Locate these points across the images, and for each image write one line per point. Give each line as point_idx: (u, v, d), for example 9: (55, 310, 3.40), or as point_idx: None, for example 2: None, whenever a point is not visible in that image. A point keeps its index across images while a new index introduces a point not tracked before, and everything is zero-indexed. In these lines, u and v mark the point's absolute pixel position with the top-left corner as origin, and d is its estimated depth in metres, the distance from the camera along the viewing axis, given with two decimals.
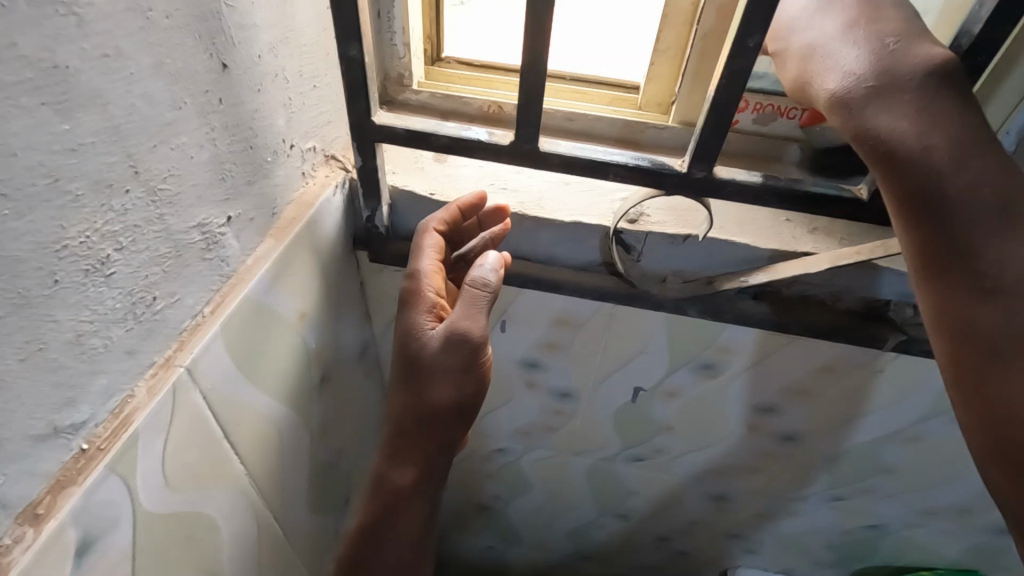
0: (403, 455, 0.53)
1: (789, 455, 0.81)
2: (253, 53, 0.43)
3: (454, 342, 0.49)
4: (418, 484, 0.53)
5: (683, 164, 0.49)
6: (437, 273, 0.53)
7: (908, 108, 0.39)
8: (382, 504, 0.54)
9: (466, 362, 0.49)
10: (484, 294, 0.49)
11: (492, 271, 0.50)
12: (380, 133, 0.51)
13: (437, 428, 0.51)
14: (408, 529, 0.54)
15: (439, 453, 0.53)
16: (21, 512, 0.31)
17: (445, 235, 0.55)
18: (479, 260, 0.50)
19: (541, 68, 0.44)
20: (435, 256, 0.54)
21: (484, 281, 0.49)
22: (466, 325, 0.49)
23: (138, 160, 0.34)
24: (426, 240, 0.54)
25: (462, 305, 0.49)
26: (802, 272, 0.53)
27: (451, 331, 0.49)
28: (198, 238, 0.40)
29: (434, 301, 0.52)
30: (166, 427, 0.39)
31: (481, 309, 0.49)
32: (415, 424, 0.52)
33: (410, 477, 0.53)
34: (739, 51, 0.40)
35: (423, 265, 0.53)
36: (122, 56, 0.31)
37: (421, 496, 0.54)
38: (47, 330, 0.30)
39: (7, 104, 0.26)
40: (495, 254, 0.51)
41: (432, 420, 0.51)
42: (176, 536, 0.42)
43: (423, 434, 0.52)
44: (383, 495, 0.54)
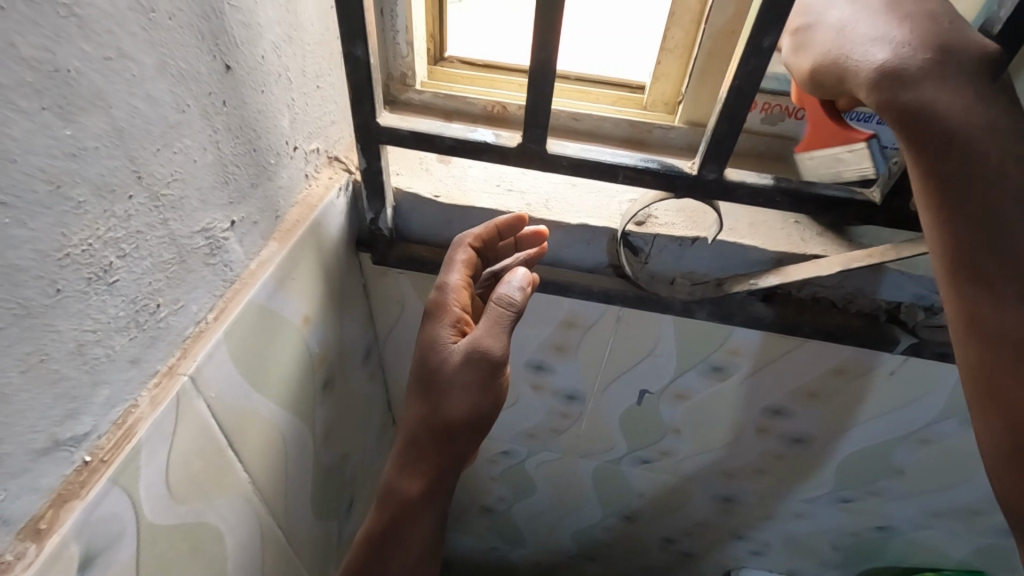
0: (415, 462, 0.51)
1: (797, 457, 0.81)
2: (256, 53, 0.42)
3: (473, 358, 0.48)
4: (428, 492, 0.51)
5: (693, 166, 0.48)
6: (465, 288, 0.53)
7: (921, 64, 0.37)
8: (390, 515, 0.51)
9: (484, 380, 0.48)
10: (508, 314, 0.48)
11: (519, 289, 0.49)
12: (385, 134, 0.50)
13: (452, 442, 0.50)
14: (419, 539, 0.52)
15: (451, 462, 0.51)
16: (23, 527, 0.30)
17: (479, 251, 0.55)
18: (508, 276, 0.50)
19: (550, 68, 0.43)
20: (465, 272, 0.53)
21: (510, 300, 0.48)
22: (487, 343, 0.48)
23: (142, 165, 0.33)
24: (459, 254, 0.53)
25: (487, 322, 0.48)
26: (813, 274, 0.52)
27: (473, 347, 0.48)
28: (202, 243, 0.39)
29: (459, 316, 0.52)
30: (170, 437, 0.38)
31: (505, 328, 0.48)
32: (429, 437, 0.50)
33: (418, 486, 0.51)
34: (753, 51, 0.39)
35: (453, 279, 0.53)
36: (125, 57, 0.30)
37: (433, 506, 0.51)
38: (48, 340, 0.29)
39: (6, 107, 0.25)
40: (524, 271, 0.50)
41: (444, 433, 0.50)
42: (179, 547, 0.41)
43: (436, 443, 0.50)
44: (389, 504, 0.51)
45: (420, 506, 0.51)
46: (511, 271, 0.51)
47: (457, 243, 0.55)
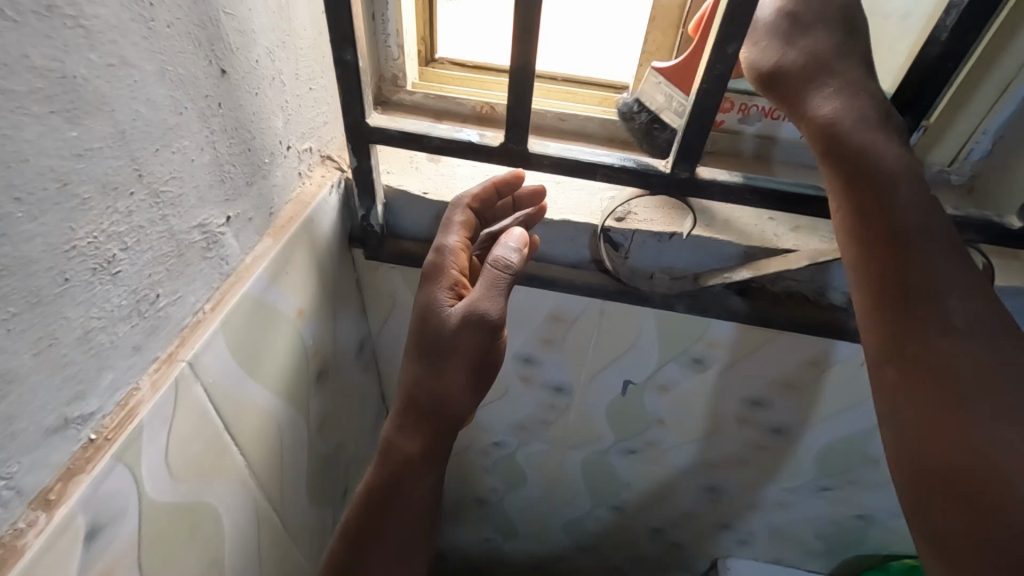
0: (414, 422, 0.53)
1: (778, 447, 0.83)
2: (250, 58, 0.44)
3: (472, 322, 0.50)
4: (426, 451, 0.53)
5: (668, 164, 0.50)
6: (462, 251, 0.55)
7: (845, 107, 0.45)
8: (390, 472, 0.53)
9: (483, 341, 0.51)
10: (505, 276, 0.50)
11: (514, 251, 0.51)
12: (375, 134, 0.52)
13: (454, 403, 0.53)
14: (418, 502, 0.53)
15: (448, 425, 0.53)
16: (34, 498, 0.32)
17: (476, 212, 0.57)
18: (504, 237, 0.51)
19: (530, 71, 0.45)
20: (461, 234, 0.55)
21: (506, 262, 0.50)
22: (484, 306, 0.50)
23: (143, 164, 0.35)
24: (457, 216, 0.56)
25: (482, 284, 0.50)
26: (784, 268, 0.55)
27: (470, 310, 0.50)
28: (199, 238, 0.42)
29: (455, 279, 0.54)
30: (170, 420, 0.40)
31: (501, 290, 0.50)
32: (429, 399, 0.52)
33: (417, 446, 0.53)
34: (719, 57, 0.42)
35: (450, 241, 0.55)
36: (127, 65, 0.33)
37: (432, 467, 0.53)
38: (58, 327, 0.32)
39: (19, 112, 0.27)
40: (519, 233, 0.52)
41: (445, 394, 0.52)
42: (179, 524, 0.44)
43: (437, 406, 0.52)
44: (390, 464, 0.53)
45: (421, 465, 0.53)
46: (507, 233, 0.52)
47: (455, 204, 0.57)
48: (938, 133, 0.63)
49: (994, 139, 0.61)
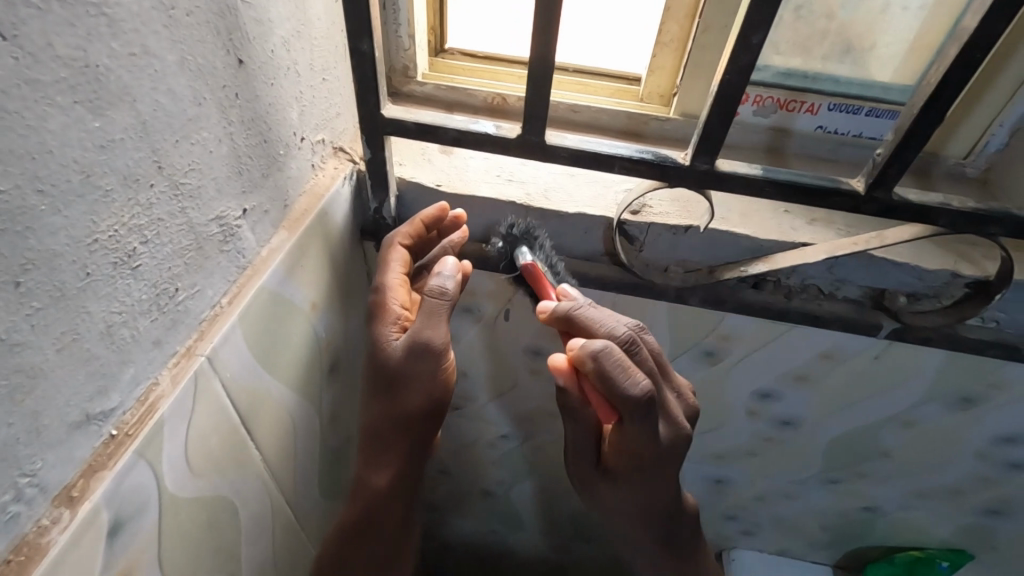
0: (379, 458, 0.59)
1: (788, 439, 0.83)
2: (267, 48, 0.44)
3: (419, 349, 0.52)
4: (393, 481, 0.60)
5: (687, 157, 0.50)
6: (402, 287, 0.57)
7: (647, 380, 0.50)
8: (362, 504, 0.60)
9: (433, 367, 0.54)
10: (443, 304, 0.51)
11: (449, 278, 0.52)
12: (390, 126, 0.52)
13: (412, 429, 0.58)
14: (386, 523, 0.62)
15: (411, 451, 0.60)
16: (58, 494, 0.32)
17: (412, 248, 0.59)
18: (438, 267, 0.52)
19: (550, 61, 0.45)
20: (399, 270, 0.57)
21: (442, 290, 0.51)
22: (428, 333, 0.52)
23: (163, 156, 0.35)
24: (393, 255, 0.57)
25: (424, 314, 0.52)
26: (800, 262, 0.55)
27: (414, 339, 0.52)
28: (217, 231, 0.41)
29: (398, 313, 0.55)
30: (189, 414, 0.40)
31: (440, 316, 0.52)
32: (391, 430, 0.58)
33: (383, 479, 0.60)
34: (743, 47, 0.41)
35: (389, 279, 0.56)
36: (148, 54, 0.32)
37: (398, 494, 0.61)
38: (81, 321, 0.31)
39: (43, 103, 0.27)
40: (453, 260, 0.53)
41: (406, 424, 0.57)
42: (197, 518, 0.44)
43: (399, 436, 0.58)
44: (362, 497, 0.60)
45: (387, 495, 0.60)
46: (440, 261, 0.53)
47: (388, 243, 0.58)
48: (952, 128, 0.63)
49: (1011, 129, 0.61)
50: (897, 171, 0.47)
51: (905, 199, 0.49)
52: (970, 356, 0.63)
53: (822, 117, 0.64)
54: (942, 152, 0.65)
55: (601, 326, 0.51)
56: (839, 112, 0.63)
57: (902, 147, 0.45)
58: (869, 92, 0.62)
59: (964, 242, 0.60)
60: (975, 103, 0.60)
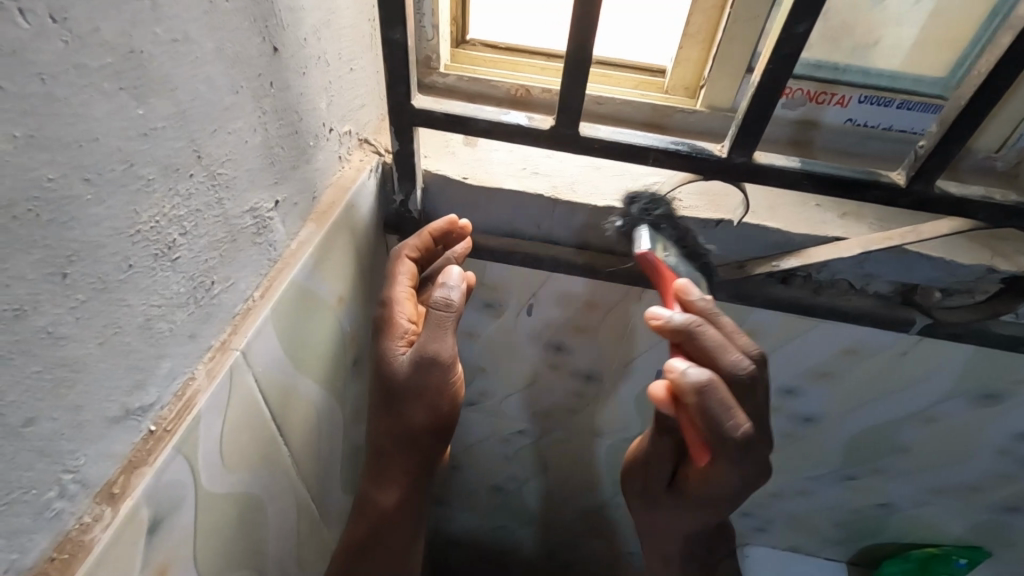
0: (386, 476, 0.59)
1: (807, 436, 0.83)
2: (299, 36, 0.43)
3: (425, 363, 0.51)
4: (401, 499, 0.60)
5: (723, 149, 0.49)
6: (409, 299, 0.56)
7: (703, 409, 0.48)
8: (370, 523, 0.60)
9: (440, 381, 0.52)
10: (449, 316, 0.50)
11: (455, 289, 0.51)
12: (419, 117, 0.51)
13: (417, 445, 0.57)
14: (393, 541, 0.62)
15: (416, 469, 0.59)
16: (99, 491, 0.31)
17: (419, 260, 0.58)
18: (443, 278, 0.51)
19: (587, 51, 0.44)
20: (406, 283, 0.56)
21: (447, 302, 0.50)
22: (434, 346, 0.51)
23: (201, 145, 0.34)
24: (400, 267, 0.56)
25: (429, 327, 0.51)
26: (835, 256, 0.54)
27: (420, 354, 0.51)
28: (250, 223, 0.41)
29: (405, 327, 0.54)
30: (224, 409, 0.40)
31: (447, 329, 0.51)
32: (396, 446, 0.57)
33: (389, 497, 0.59)
34: (788, 37, 0.40)
35: (397, 292, 0.56)
36: (189, 40, 0.31)
37: (403, 511, 0.61)
38: (123, 314, 0.30)
39: (90, 89, 0.26)
40: (457, 270, 0.52)
41: (411, 440, 0.57)
42: (229, 516, 0.43)
43: (402, 454, 0.58)
44: (368, 514, 0.60)
45: (393, 511, 0.60)
46: (445, 272, 0.52)
47: (395, 256, 0.57)
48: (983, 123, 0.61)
49: None
50: (939, 164, 0.46)
51: (946, 193, 0.48)
52: (999, 351, 0.63)
53: (851, 110, 0.63)
54: (973, 146, 0.63)
55: (725, 357, 0.45)
56: (869, 105, 0.62)
57: (945, 139, 0.44)
58: (900, 84, 0.61)
59: (995, 236, 0.59)
60: (1013, 98, 0.58)
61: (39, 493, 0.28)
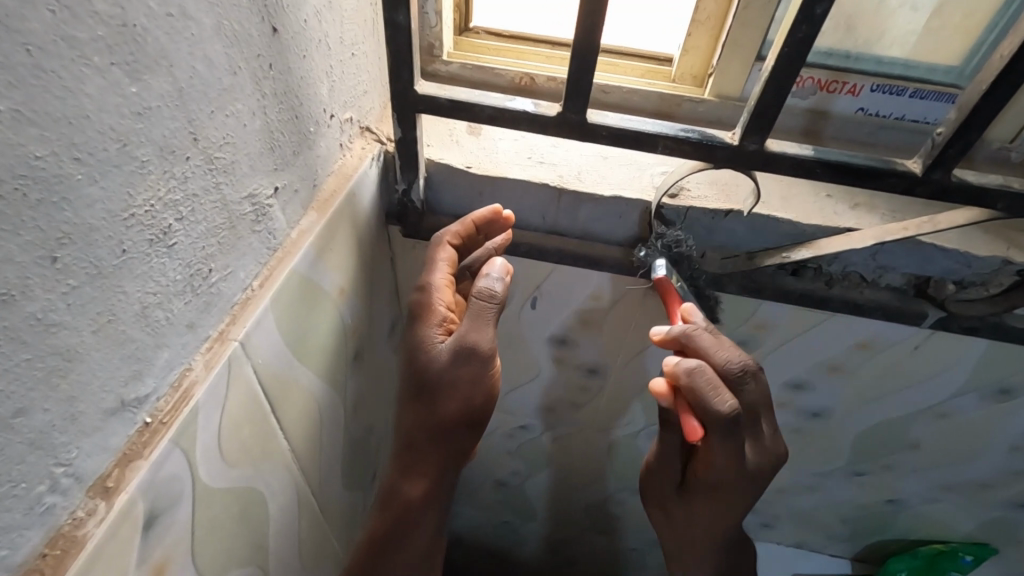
0: (415, 467, 0.58)
1: (815, 431, 0.82)
2: (300, 18, 0.41)
3: (464, 353, 0.52)
4: (428, 494, 0.58)
5: (735, 137, 0.48)
6: (448, 287, 0.55)
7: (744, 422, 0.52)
8: (394, 516, 0.58)
9: (477, 372, 0.53)
10: (491, 307, 0.51)
11: (498, 281, 0.51)
12: (423, 103, 0.50)
13: (448, 438, 0.57)
14: (416, 543, 0.59)
15: (447, 462, 0.58)
16: (93, 485, 0.30)
17: (459, 249, 0.57)
18: (487, 268, 0.52)
19: (596, 34, 0.42)
20: (445, 270, 0.55)
21: (490, 293, 0.50)
22: (473, 337, 0.51)
23: (198, 127, 0.33)
24: (440, 254, 0.55)
25: (471, 317, 0.51)
26: (846, 247, 0.53)
27: (460, 343, 0.52)
28: (250, 210, 0.39)
29: (444, 315, 0.54)
30: (223, 402, 0.38)
31: (488, 321, 0.51)
32: (430, 437, 0.56)
33: (418, 490, 0.58)
34: (805, 18, 0.39)
35: (435, 279, 0.55)
36: (186, 16, 0.30)
37: (428, 509, 0.58)
38: (117, 301, 0.29)
39: (80, 63, 0.25)
40: (501, 262, 0.52)
41: (443, 433, 0.56)
42: (230, 511, 0.42)
43: (434, 444, 0.57)
44: (392, 508, 0.58)
45: (419, 508, 0.58)
46: (489, 263, 0.52)
47: (436, 242, 0.57)
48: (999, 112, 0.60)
49: None
50: (956, 153, 0.45)
51: (964, 182, 0.47)
52: (1014, 345, 0.62)
53: (863, 99, 0.62)
54: (988, 137, 0.62)
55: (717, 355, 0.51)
56: (882, 93, 0.61)
57: (965, 127, 0.43)
58: (913, 72, 0.59)
59: (1013, 228, 0.57)
60: None
61: (30, 487, 0.26)
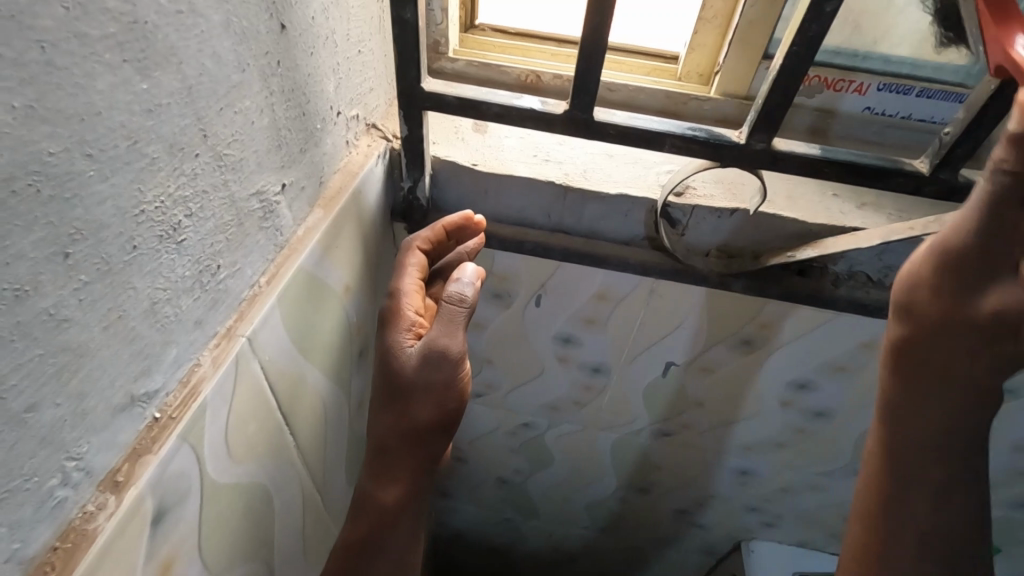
0: (389, 472, 0.54)
1: (819, 430, 0.82)
2: (308, 14, 0.41)
3: (434, 357, 0.51)
4: (403, 499, 0.54)
5: (742, 135, 0.48)
6: (417, 292, 0.56)
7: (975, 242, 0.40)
8: (368, 526, 0.54)
9: (445, 378, 0.52)
10: (461, 311, 0.51)
11: (469, 285, 0.52)
12: (430, 101, 0.49)
13: (423, 443, 0.54)
14: (392, 553, 0.55)
15: (424, 467, 0.55)
16: (103, 479, 0.30)
17: (429, 254, 0.58)
18: (458, 273, 0.52)
19: (605, 30, 0.42)
20: (415, 275, 0.56)
21: (461, 297, 0.51)
22: (444, 341, 0.51)
23: (207, 124, 0.33)
24: (410, 258, 0.56)
25: (442, 322, 0.51)
26: (855, 246, 0.52)
27: (430, 347, 0.51)
28: (257, 207, 0.39)
29: (413, 319, 0.54)
30: (230, 398, 0.39)
31: (458, 325, 0.51)
32: (402, 441, 0.53)
33: (393, 496, 0.54)
34: (815, 16, 0.39)
35: (405, 284, 0.56)
36: (195, 12, 0.30)
37: (407, 514, 0.54)
38: (127, 297, 0.29)
39: (92, 60, 0.25)
40: (471, 267, 0.53)
41: (417, 438, 0.53)
42: (234, 508, 0.42)
43: (408, 449, 0.53)
44: (368, 514, 0.54)
45: (397, 513, 0.54)
46: (460, 268, 0.53)
47: (406, 247, 0.58)
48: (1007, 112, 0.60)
49: None
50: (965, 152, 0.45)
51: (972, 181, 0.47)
52: None
53: (870, 98, 0.62)
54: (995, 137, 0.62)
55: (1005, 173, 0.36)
56: (889, 92, 0.61)
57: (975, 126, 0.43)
58: (921, 71, 0.59)
59: None
60: None
61: (42, 482, 0.27)
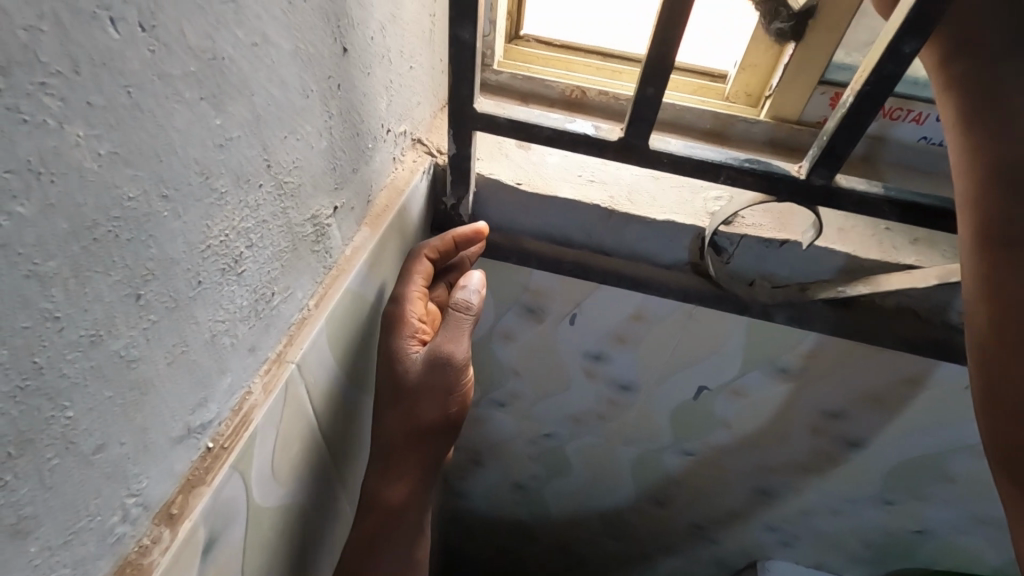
0: (397, 471, 0.51)
1: (850, 460, 0.81)
2: (367, 34, 0.41)
3: (439, 362, 0.50)
4: (410, 499, 0.52)
5: (802, 170, 0.46)
6: (421, 299, 0.53)
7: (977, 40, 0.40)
8: (376, 522, 0.51)
9: (449, 381, 0.50)
10: (467, 318, 0.51)
11: (474, 293, 0.52)
12: (481, 121, 0.49)
13: (427, 442, 0.52)
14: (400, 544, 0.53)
15: (430, 467, 0.53)
16: (158, 512, 0.30)
17: (434, 263, 0.55)
18: (463, 281, 0.53)
19: (667, 61, 0.41)
20: (420, 283, 0.52)
21: (467, 304, 0.51)
22: (449, 348, 0.50)
23: (271, 153, 0.32)
24: (416, 266, 0.53)
25: (446, 328, 0.51)
26: (908, 286, 0.51)
27: (434, 353, 0.50)
28: (311, 230, 0.39)
29: (416, 327, 0.51)
30: (278, 423, 0.38)
31: (465, 331, 0.51)
32: (406, 442, 0.51)
33: (400, 494, 0.51)
34: (892, 55, 0.38)
35: (410, 289, 0.52)
36: (267, 42, 0.29)
37: (412, 513, 0.52)
38: (190, 332, 0.29)
39: (173, 99, 0.24)
40: (478, 276, 0.53)
41: (420, 438, 0.51)
42: (273, 531, 0.42)
43: (411, 449, 0.51)
44: (375, 514, 0.51)
45: (402, 511, 0.52)
46: (465, 277, 0.53)
47: (413, 253, 0.54)
48: None
49: None
50: None
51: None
52: None
53: (927, 128, 0.60)
54: None
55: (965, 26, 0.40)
56: None
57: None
58: None
59: None
60: None
61: (105, 519, 0.27)
